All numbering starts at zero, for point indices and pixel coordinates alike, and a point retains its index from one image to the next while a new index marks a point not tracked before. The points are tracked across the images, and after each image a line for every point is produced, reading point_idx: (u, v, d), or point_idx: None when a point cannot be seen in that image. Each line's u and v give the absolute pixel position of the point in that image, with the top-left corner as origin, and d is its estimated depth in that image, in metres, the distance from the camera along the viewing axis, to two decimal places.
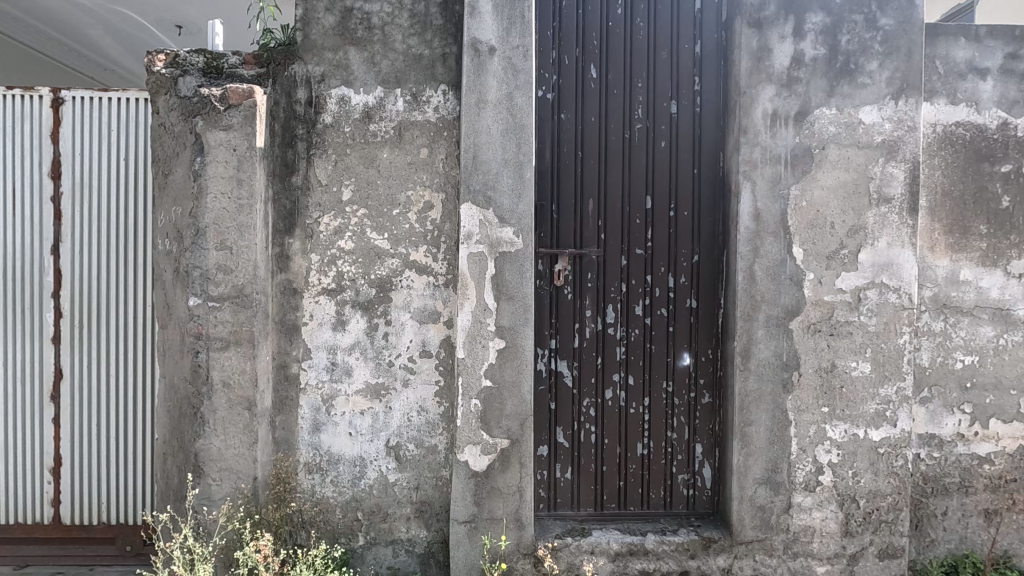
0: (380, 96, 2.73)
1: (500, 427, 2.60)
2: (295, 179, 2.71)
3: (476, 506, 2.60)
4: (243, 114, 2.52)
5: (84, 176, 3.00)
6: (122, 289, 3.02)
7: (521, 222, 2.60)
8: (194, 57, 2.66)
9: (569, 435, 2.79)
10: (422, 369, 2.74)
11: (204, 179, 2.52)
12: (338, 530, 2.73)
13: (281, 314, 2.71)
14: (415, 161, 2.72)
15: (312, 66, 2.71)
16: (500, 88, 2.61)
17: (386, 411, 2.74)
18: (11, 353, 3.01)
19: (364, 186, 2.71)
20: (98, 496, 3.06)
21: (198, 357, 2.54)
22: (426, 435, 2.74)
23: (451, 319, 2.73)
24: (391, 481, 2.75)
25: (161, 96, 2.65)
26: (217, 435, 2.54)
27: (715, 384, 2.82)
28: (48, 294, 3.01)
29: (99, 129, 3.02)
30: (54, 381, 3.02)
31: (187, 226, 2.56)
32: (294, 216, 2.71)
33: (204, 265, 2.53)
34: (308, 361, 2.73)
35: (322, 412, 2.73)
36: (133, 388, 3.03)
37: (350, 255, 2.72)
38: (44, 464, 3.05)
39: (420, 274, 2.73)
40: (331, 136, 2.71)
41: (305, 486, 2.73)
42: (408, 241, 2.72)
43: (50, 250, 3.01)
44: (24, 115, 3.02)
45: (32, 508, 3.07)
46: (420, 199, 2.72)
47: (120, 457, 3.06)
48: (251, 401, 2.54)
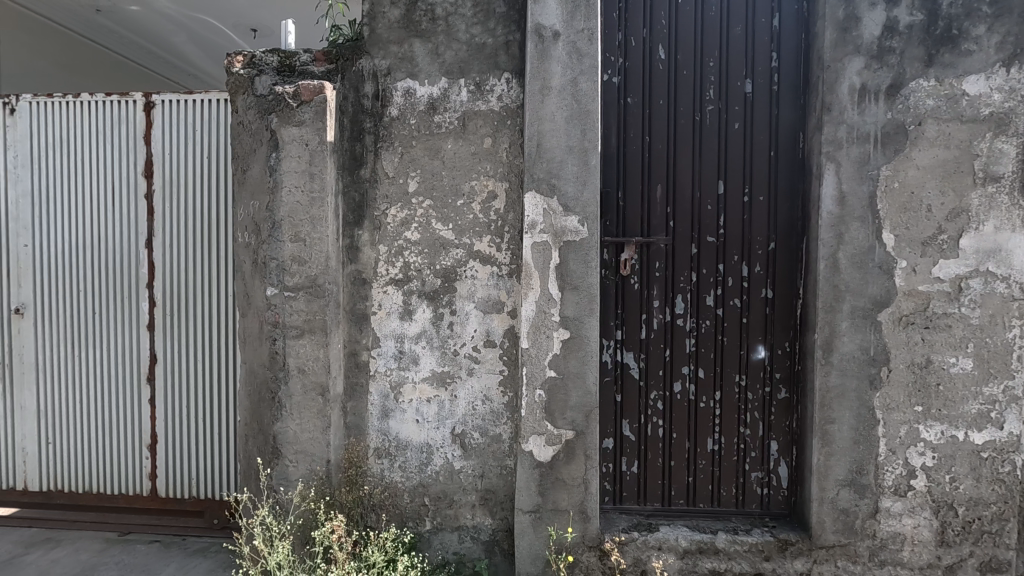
0: (444, 87, 2.74)
1: (565, 419, 2.57)
2: (363, 172, 2.77)
3: (540, 497, 2.59)
4: (315, 110, 2.61)
5: (173, 174, 3.21)
6: (207, 281, 3.21)
7: (586, 210, 2.55)
8: (269, 57, 2.77)
9: (635, 428, 2.73)
10: (487, 359, 2.75)
11: (279, 174, 2.63)
12: (406, 514, 2.80)
13: (351, 304, 2.79)
14: (478, 151, 2.72)
15: (379, 60, 2.77)
16: (564, 74, 2.55)
17: (451, 400, 2.78)
18: (114, 339, 3.29)
19: (429, 178, 2.74)
20: (189, 473, 3.29)
21: (276, 344, 2.66)
22: (491, 424, 2.76)
23: (515, 309, 2.73)
24: (456, 468, 2.79)
25: (240, 96, 2.78)
26: (292, 420, 2.66)
27: (793, 379, 2.67)
28: (143, 284, 3.25)
29: (185, 130, 3.21)
30: (149, 365, 3.27)
31: (265, 219, 2.68)
32: (363, 208, 2.78)
33: (280, 257, 2.64)
34: (377, 349, 2.80)
35: (390, 399, 2.80)
36: (217, 373, 3.22)
37: (416, 245, 2.76)
38: (142, 441, 3.32)
39: (484, 265, 2.74)
40: (397, 128, 2.76)
41: (375, 470, 2.81)
42: (472, 231, 2.73)
43: (144, 244, 3.25)
44: (120, 119, 3.25)
45: (133, 480, 3.35)
46: (484, 189, 2.72)
47: (206, 437, 3.26)
48: (324, 386, 2.65)
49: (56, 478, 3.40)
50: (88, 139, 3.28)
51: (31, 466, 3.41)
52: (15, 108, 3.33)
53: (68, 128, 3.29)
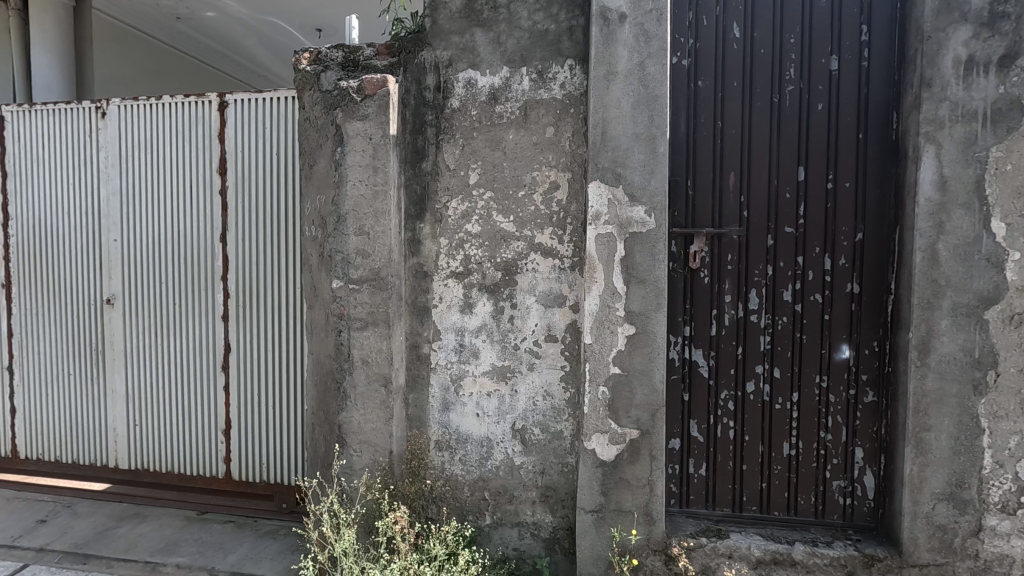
0: (506, 76, 2.69)
1: (629, 417, 2.48)
2: (425, 165, 2.77)
3: (603, 496, 2.51)
4: (378, 103, 2.62)
5: (245, 171, 3.33)
6: (276, 273, 3.32)
7: (653, 200, 2.44)
8: (334, 52, 2.79)
9: (704, 429, 2.59)
10: (548, 354, 2.70)
11: (344, 168, 2.66)
12: (466, 507, 2.80)
13: (413, 297, 2.80)
14: (540, 141, 2.66)
15: (440, 52, 2.75)
16: (631, 57, 2.44)
17: (512, 394, 2.74)
18: (193, 328, 3.47)
19: (491, 169, 2.70)
20: (259, 457, 3.43)
21: (341, 336, 2.71)
22: (552, 420, 2.71)
23: (577, 303, 2.65)
24: (517, 464, 2.75)
25: (307, 93, 2.83)
26: (357, 410, 2.70)
27: (880, 381, 2.46)
28: (218, 277, 3.40)
29: (255, 128, 3.32)
30: (224, 354, 3.43)
31: (331, 213, 2.73)
32: (425, 201, 2.78)
33: (345, 250, 2.68)
34: (438, 342, 2.80)
35: (451, 392, 2.80)
36: (286, 362, 3.34)
37: (477, 238, 2.73)
38: (218, 426, 3.49)
39: (546, 257, 2.67)
40: (459, 120, 2.73)
41: (436, 463, 2.82)
42: (534, 224, 2.68)
43: (219, 238, 3.40)
44: (197, 118, 3.40)
45: (209, 463, 3.52)
46: (546, 179, 2.66)
47: (276, 424, 3.39)
48: (387, 377, 2.68)
49: (142, 458, 3.63)
50: (169, 139, 3.46)
51: (121, 445, 3.66)
52: (105, 111, 3.55)
53: (151, 129, 3.48)
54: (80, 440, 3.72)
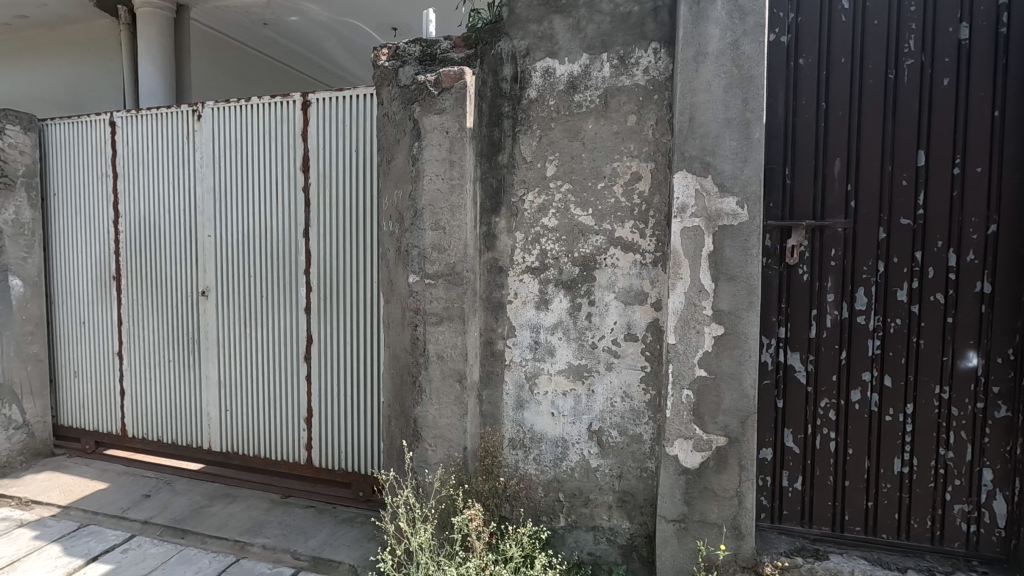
0: (586, 63, 2.58)
1: (716, 423, 2.32)
2: (501, 158, 2.71)
3: (686, 506, 2.36)
4: (455, 96, 2.59)
5: (326, 167, 3.43)
6: (354, 267, 3.39)
7: (746, 190, 2.25)
8: (412, 47, 2.78)
9: (800, 440, 2.38)
10: (627, 353, 2.58)
11: (421, 162, 2.66)
12: (541, 508, 2.74)
13: (488, 292, 2.76)
14: (621, 130, 2.53)
15: (517, 41, 2.68)
16: (723, 36, 2.26)
17: (588, 394, 2.65)
18: (279, 319, 3.62)
19: (569, 161, 2.61)
20: (339, 446, 3.53)
21: (417, 330, 2.71)
22: (631, 423, 2.59)
23: (659, 301, 2.52)
24: (593, 466, 2.66)
25: (385, 88, 2.82)
26: (432, 405, 2.70)
27: (1015, 394, 2.17)
28: (301, 271, 3.53)
29: (336, 126, 3.40)
30: (306, 345, 3.55)
31: (407, 208, 2.73)
32: (500, 194, 2.72)
33: (422, 245, 2.68)
34: (513, 339, 2.75)
35: (525, 389, 2.74)
36: (363, 354, 3.41)
37: (554, 232, 2.65)
38: (300, 414, 3.62)
39: (626, 252, 2.56)
40: (536, 110, 2.65)
41: (510, 461, 2.78)
42: (613, 217, 2.56)
43: (302, 233, 3.52)
44: (282, 118, 3.54)
45: (292, 450, 3.67)
46: (628, 169, 2.53)
47: (354, 414, 3.47)
48: (462, 373, 2.65)
49: (232, 442, 3.84)
50: (257, 138, 3.61)
51: (214, 429, 3.88)
52: (201, 114, 3.77)
53: (241, 129, 3.65)
54: (178, 423, 3.98)
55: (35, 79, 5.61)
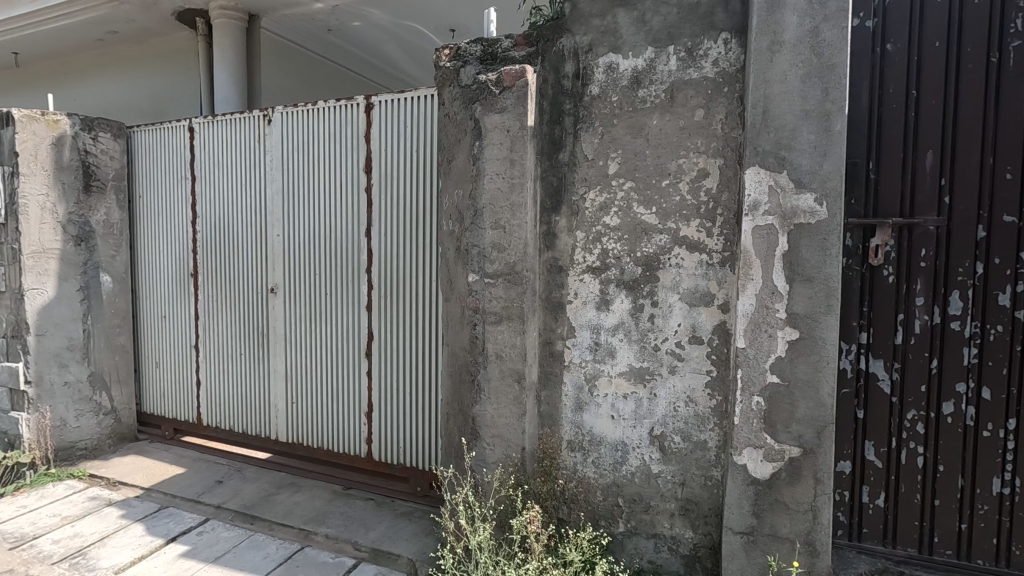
0: (651, 57, 2.50)
1: (789, 432, 2.20)
2: (562, 156, 2.68)
3: (755, 518, 2.26)
4: (516, 95, 2.58)
5: (387, 168, 3.50)
6: (415, 266, 3.44)
7: (825, 186, 2.12)
8: (473, 46, 2.76)
9: (883, 453, 2.23)
10: (692, 357, 2.49)
11: (482, 162, 2.66)
12: (599, 512, 2.68)
13: (547, 292, 2.74)
14: (688, 125, 2.44)
15: (580, 37, 2.63)
16: (802, 23, 2.13)
17: (650, 398, 2.57)
18: (342, 316, 3.73)
19: (631, 158, 2.54)
20: (398, 441, 3.60)
21: (476, 329, 2.72)
22: (695, 429, 2.50)
23: (726, 303, 2.42)
24: (654, 472, 2.58)
25: (446, 89, 2.82)
26: (491, 404, 2.70)
27: None
28: (364, 269, 3.62)
29: (398, 127, 3.45)
30: (368, 341, 3.64)
31: (467, 207, 2.74)
32: (561, 193, 2.69)
33: (482, 244, 2.68)
34: (573, 339, 2.71)
35: (585, 391, 2.70)
36: (422, 352, 3.45)
37: (616, 231, 2.59)
38: (361, 409, 3.71)
39: (691, 252, 2.46)
40: (598, 107, 2.60)
41: (568, 463, 2.74)
42: (678, 215, 2.47)
43: (365, 232, 3.60)
44: (346, 120, 3.64)
45: (353, 443, 3.77)
46: (694, 166, 2.44)
47: (413, 411, 3.53)
48: (521, 373, 2.64)
49: (297, 433, 3.99)
50: (323, 140, 3.73)
51: (280, 420, 4.05)
52: (271, 118, 3.93)
53: (308, 132, 3.78)
54: (248, 413, 4.18)
55: (123, 92, 6.02)
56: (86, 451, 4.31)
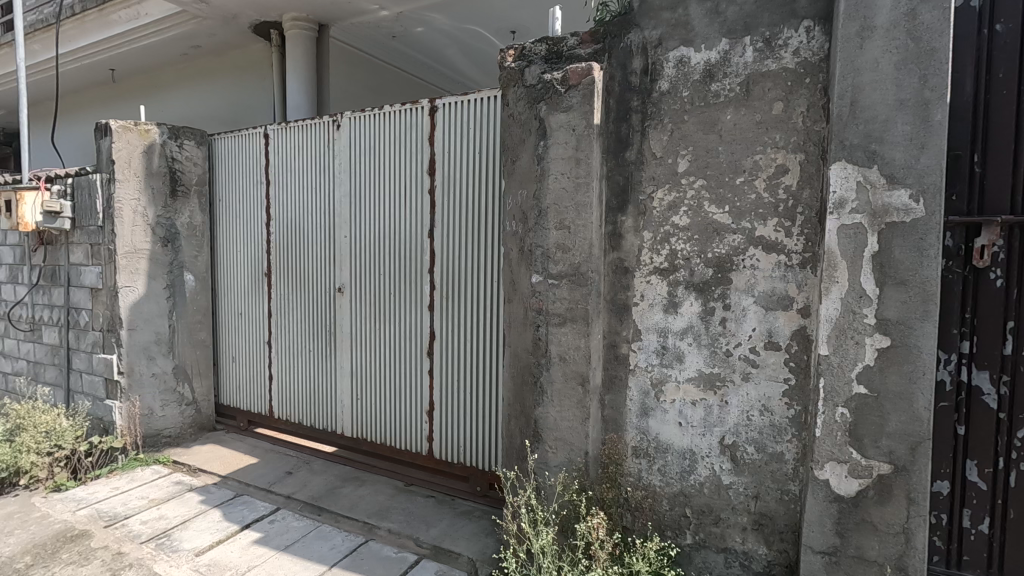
0: (725, 49, 2.39)
1: (878, 447, 2.04)
2: (629, 154, 2.61)
3: (839, 538, 2.11)
4: (582, 93, 2.54)
5: (451, 170, 3.54)
6: (476, 267, 3.45)
7: (922, 182, 1.95)
8: (538, 46, 2.74)
9: (988, 474, 2.04)
10: (768, 364, 2.36)
11: (547, 162, 2.64)
12: (665, 522, 2.60)
13: (612, 294, 2.68)
14: (765, 119, 2.32)
15: (649, 31, 2.55)
16: (897, 5, 1.97)
17: (721, 405, 2.46)
18: (405, 315, 3.80)
19: (703, 155, 2.44)
20: (458, 440, 3.63)
21: (540, 331, 2.69)
22: (770, 440, 2.37)
23: (807, 307, 2.28)
24: (725, 483, 2.47)
25: (510, 89, 2.80)
26: (554, 406, 2.67)
27: None
28: (427, 270, 3.67)
29: (462, 128, 3.47)
30: (430, 341, 3.69)
31: (532, 208, 2.72)
32: (627, 192, 2.62)
33: (546, 244, 2.65)
34: (638, 342, 2.63)
35: (651, 397, 2.61)
36: (483, 352, 3.46)
37: (685, 232, 2.49)
38: (423, 407, 3.77)
39: (767, 253, 2.34)
40: (668, 103, 2.52)
41: (633, 470, 2.66)
42: (754, 214, 2.35)
43: (428, 233, 3.66)
44: (411, 124, 3.70)
45: (415, 440, 3.84)
46: (772, 162, 2.31)
47: (473, 410, 3.54)
48: (585, 376, 2.59)
49: (361, 429, 4.11)
50: (389, 144, 3.82)
51: (346, 415, 4.18)
52: (340, 123, 4.06)
53: (375, 135, 3.89)
54: (316, 407, 4.34)
55: (205, 102, 6.42)
56: (170, 439, 4.61)
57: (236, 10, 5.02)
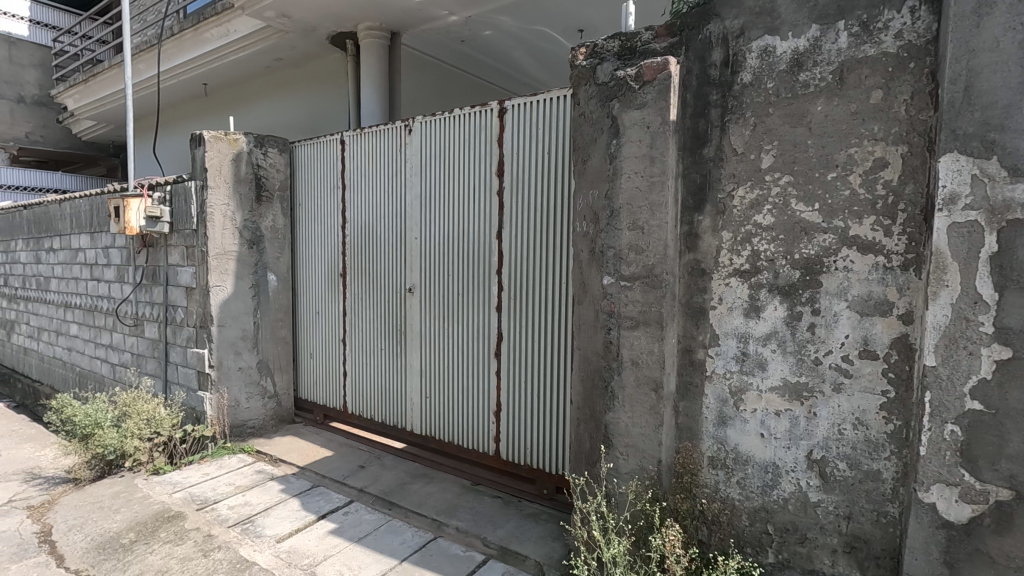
0: (816, 36, 2.23)
1: (997, 471, 1.83)
2: (707, 151, 2.49)
3: (947, 569, 1.92)
4: (657, 89, 2.45)
5: (519, 171, 3.53)
6: (545, 268, 3.43)
7: None
8: (611, 42, 2.67)
9: None
10: (863, 374, 2.18)
11: (619, 160, 2.57)
12: (745, 538, 2.46)
13: (688, 297, 2.57)
14: (861, 109, 2.15)
15: (730, 21, 2.43)
16: None
17: (808, 417, 2.30)
18: (473, 316, 3.84)
19: (790, 150, 2.29)
20: (525, 442, 3.61)
21: (611, 334, 2.63)
22: (865, 456, 2.19)
23: (909, 313, 2.09)
24: (813, 501, 2.30)
25: (581, 88, 2.75)
26: (625, 412, 2.60)
27: None
28: (494, 271, 3.69)
29: (531, 129, 3.46)
30: (497, 342, 3.71)
31: (603, 208, 2.66)
32: (705, 190, 2.50)
33: (618, 245, 2.59)
34: (716, 348, 2.51)
35: (729, 405, 2.48)
36: (550, 354, 3.43)
37: (769, 231, 2.35)
38: (489, 407, 3.79)
39: (863, 253, 2.16)
40: (751, 96, 2.38)
41: (709, 482, 2.54)
42: (848, 213, 2.18)
43: (496, 235, 3.67)
44: (480, 126, 3.73)
45: (482, 440, 3.86)
46: (869, 155, 2.13)
47: (540, 413, 3.51)
48: (659, 382, 2.50)
49: (430, 427, 4.19)
50: (458, 147, 3.87)
51: (415, 413, 4.27)
52: (411, 128, 4.16)
53: (446, 139, 3.95)
54: (387, 404, 4.47)
55: (286, 112, 6.79)
56: (254, 430, 4.90)
57: (315, 22, 5.27)
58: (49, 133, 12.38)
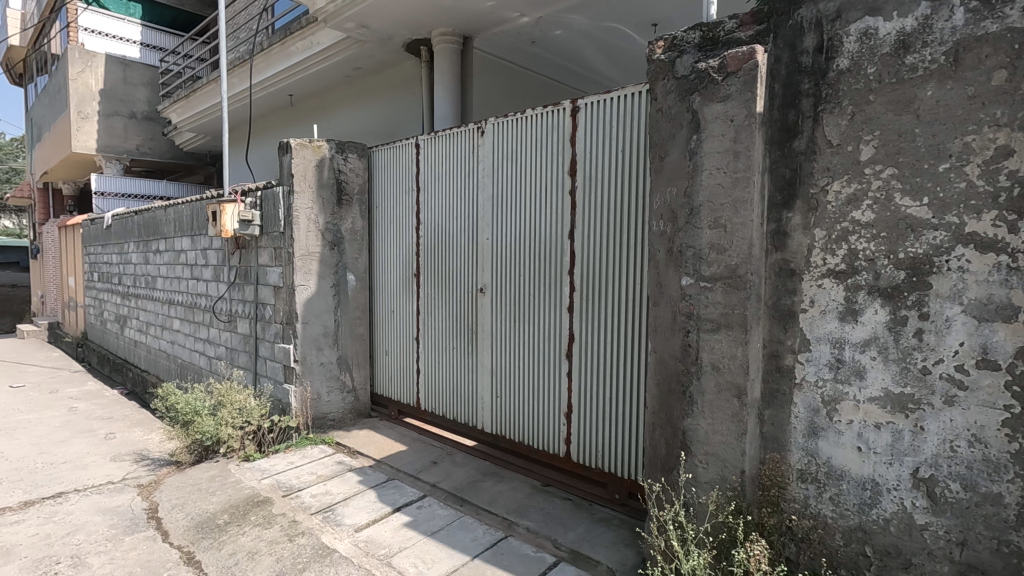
0: (926, 14, 2.04)
1: None
2: (798, 144, 2.34)
3: None
4: (742, 80, 2.34)
5: (593, 171, 3.48)
6: (618, 268, 3.36)
7: None
8: (692, 33, 2.55)
9: None
10: (981, 387, 1.97)
11: (700, 156, 2.47)
12: (840, 558, 2.29)
13: (775, 298, 2.43)
14: (980, 92, 1.94)
15: (824, 3, 2.26)
16: None
17: (914, 432, 2.10)
18: (544, 316, 3.82)
19: (894, 140, 2.11)
20: (597, 444, 3.56)
21: (690, 336, 2.53)
22: (983, 477, 1.97)
23: None
24: (918, 523, 2.11)
25: (659, 82, 2.65)
26: (704, 418, 2.49)
27: None
28: (566, 271, 3.66)
29: (605, 127, 3.40)
30: (569, 343, 3.67)
31: (682, 206, 2.56)
32: (795, 186, 2.36)
33: (698, 245, 2.49)
34: (806, 354, 2.36)
35: (822, 415, 2.32)
36: (624, 355, 3.35)
37: (869, 228, 2.17)
38: (560, 408, 3.76)
39: (982, 252, 1.94)
40: (848, 83, 2.21)
41: (798, 496, 2.39)
42: (963, 207, 1.97)
43: (568, 235, 3.64)
44: (553, 125, 3.70)
45: (552, 441, 3.84)
46: (990, 143, 1.92)
47: (612, 415, 3.44)
48: (742, 389, 2.38)
49: (500, 426, 4.22)
50: (530, 147, 3.87)
51: (486, 412, 4.32)
52: (484, 130, 4.20)
53: (518, 139, 3.95)
54: (459, 402, 4.55)
55: (364, 118, 7.10)
56: (334, 422, 5.14)
57: (392, 31, 5.45)
58: (156, 145, 13.64)
